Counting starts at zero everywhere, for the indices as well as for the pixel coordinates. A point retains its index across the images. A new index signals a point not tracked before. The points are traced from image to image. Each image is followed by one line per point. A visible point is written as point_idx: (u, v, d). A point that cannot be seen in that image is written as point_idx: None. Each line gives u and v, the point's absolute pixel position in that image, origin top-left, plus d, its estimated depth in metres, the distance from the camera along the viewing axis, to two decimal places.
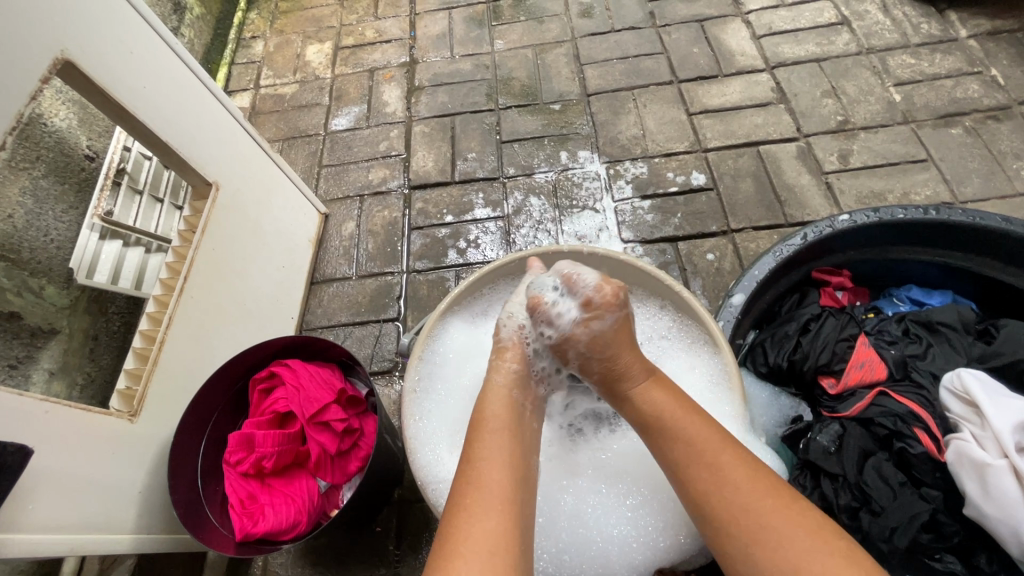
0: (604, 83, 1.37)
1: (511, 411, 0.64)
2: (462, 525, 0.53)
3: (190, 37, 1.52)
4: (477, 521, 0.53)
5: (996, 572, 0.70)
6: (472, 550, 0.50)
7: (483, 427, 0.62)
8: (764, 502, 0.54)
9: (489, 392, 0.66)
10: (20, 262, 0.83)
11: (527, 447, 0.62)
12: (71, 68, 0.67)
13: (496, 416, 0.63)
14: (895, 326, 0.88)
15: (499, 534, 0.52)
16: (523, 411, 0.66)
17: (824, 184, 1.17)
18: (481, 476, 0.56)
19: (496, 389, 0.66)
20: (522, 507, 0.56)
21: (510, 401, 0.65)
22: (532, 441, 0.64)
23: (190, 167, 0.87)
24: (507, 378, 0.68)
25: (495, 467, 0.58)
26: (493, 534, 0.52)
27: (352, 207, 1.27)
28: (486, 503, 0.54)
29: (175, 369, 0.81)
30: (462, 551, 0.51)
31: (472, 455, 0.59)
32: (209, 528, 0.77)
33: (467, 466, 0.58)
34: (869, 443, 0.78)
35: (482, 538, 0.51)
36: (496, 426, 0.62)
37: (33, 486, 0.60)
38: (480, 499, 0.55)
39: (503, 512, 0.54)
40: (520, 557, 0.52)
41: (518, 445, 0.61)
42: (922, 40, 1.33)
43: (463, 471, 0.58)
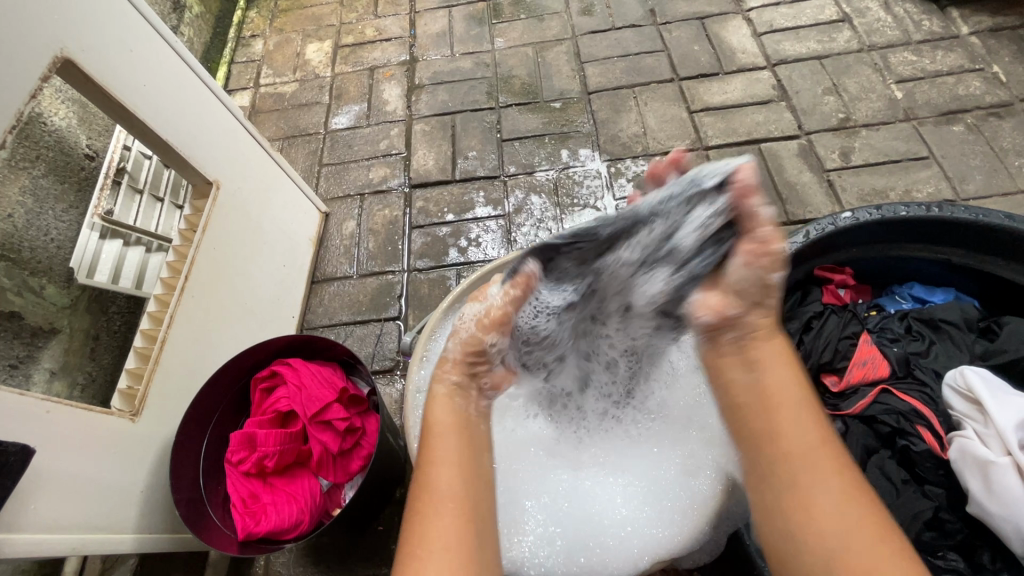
0: (605, 81, 1.37)
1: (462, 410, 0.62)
2: (420, 533, 0.52)
3: (190, 36, 1.52)
4: (438, 522, 0.52)
5: (999, 570, 0.69)
6: (430, 556, 0.50)
7: (435, 428, 0.60)
8: (861, 530, 0.50)
9: (439, 392, 0.63)
10: (21, 262, 0.83)
11: (477, 446, 0.60)
12: (70, 66, 0.67)
13: (446, 416, 0.61)
14: (897, 324, 0.88)
15: (453, 540, 0.51)
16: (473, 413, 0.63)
17: (826, 181, 1.17)
18: (434, 481, 0.55)
19: (442, 395, 0.63)
20: (478, 502, 0.56)
21: (456, 401, 0.63)
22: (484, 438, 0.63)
23: (190, 165, 0.86)
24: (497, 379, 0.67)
25: (450, 465, 0.56)
26: (448, 540, 0.51)
27: (352, 206, 1.27)
28: (440, 508, 0.53)
29: (177, 368, 0.81)
30: (424, 553, 0.50)
31: (422, 460, 0.57)
32: (212, 528, 0.76)
33: (419, 472, 0.56)
34: (870, 441, 0.78)
35: (439, 546, 0.51)
36: (444, 427, 0.60)
37: (35, 487, 0.60)
38: (436, 506, 0.53)
39: (459, 518, 0.53)
40: (480, 559, 0.51)
41: (468, 444, 0.60)
42: (923, 37, 1.33)
43: (416, 478, 0.56)
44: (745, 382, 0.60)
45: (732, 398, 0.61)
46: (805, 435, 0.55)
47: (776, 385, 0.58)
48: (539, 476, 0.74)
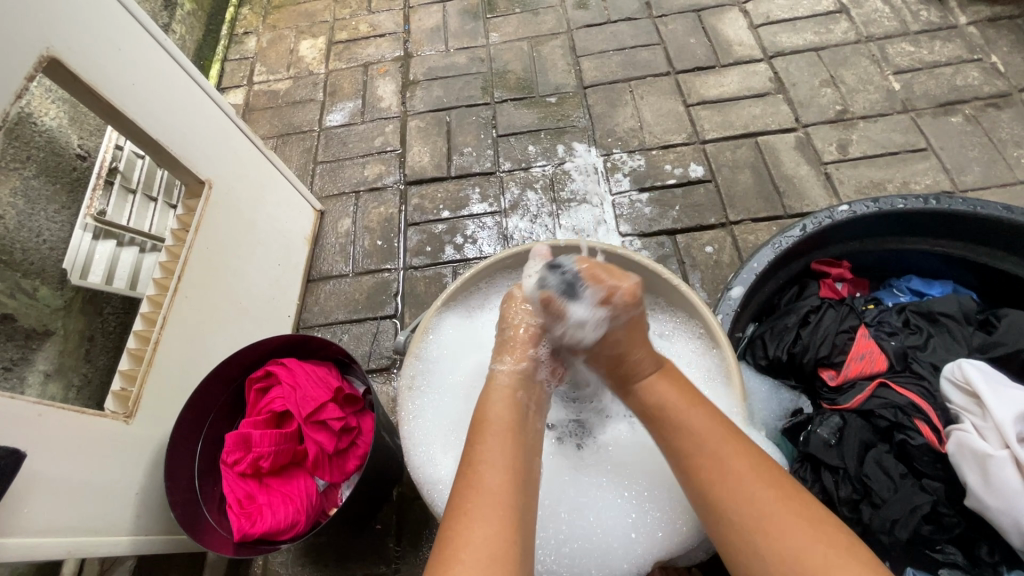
0: (601, 75, 1.36)
1: (515, 413, 0.62)
2: (462, 529, 0.52)
3: (181, 34, 1.51)
4: (477, 527, 0.52)
5: (997, 563, 0.70)
6: (473, 554, 0.50)
7: (484, 431, 0.60)
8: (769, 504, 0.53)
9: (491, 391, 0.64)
10: (13, 263, 0.82)
11: (529, 450, 0.60)
12: (58, 65, 0.66)
13: (501, 419, 0.61)
14: (895, 317, 0.87)
15: (497, 540, 0.51)
16: (528, 412, 0.64)
17: (823, 174, 1.16)
18: (485, 481, 0.55)
19: (499, 389, 0.64)
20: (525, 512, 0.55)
21: (514, 403, 0.63)
22: (537, 443, 0.62)
23: (182, 165, 0.86)
24: (512, 376, 0.66)
25: (497, 472, 0.56)
26: (493, 538, 0.51)
27: (348, 204, 1.26)
28: (489, 508, 0.53)
29: (170, 368, 0.81)
30: (462, 555, 0.50)
31: (477, 454, 0.58)
32: (207, 530, 0.76)
33: (467, 469, 0.57)
34: (869, 435, 0.77)
35: (483, 542, 0.50)
36: (499, 428, 0.60)
37: (28, 491, 0.60)
38: (484, 504, 0.53)
39: (506, 521, 0.52)
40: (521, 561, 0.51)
41: (521, 445, 0.59)
42: (920, 27, 1.32)
43: (466, 471, 0.56)
44: (647, 387, 0.64)
45: (642, 408, 0.64)
46: (696, 423, 0.59)
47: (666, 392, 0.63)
48: (542, 476, 0.73)
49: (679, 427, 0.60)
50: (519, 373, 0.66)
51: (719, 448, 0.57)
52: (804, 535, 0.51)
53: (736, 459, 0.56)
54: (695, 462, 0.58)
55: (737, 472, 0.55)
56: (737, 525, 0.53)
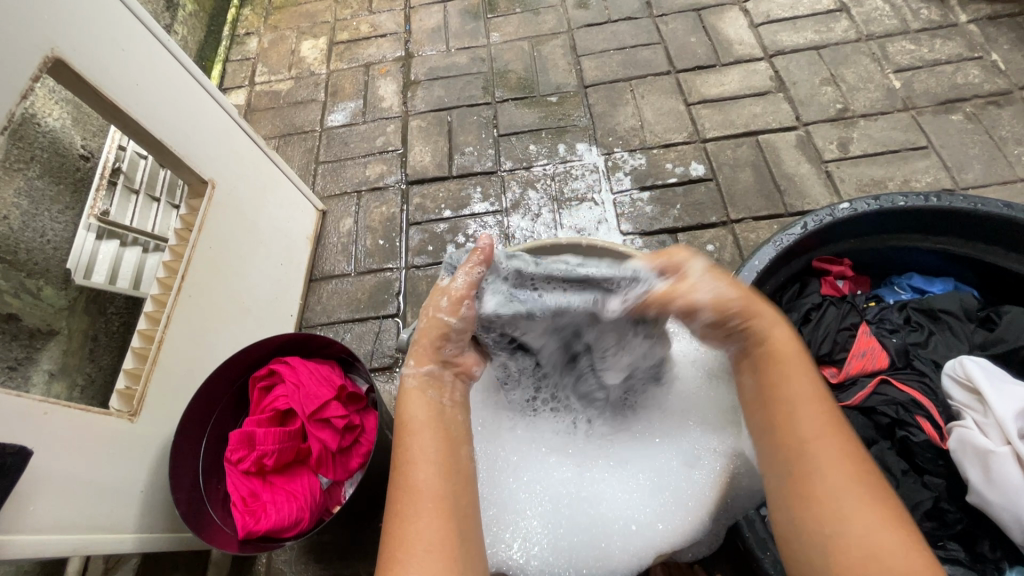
0: (602, 74, 1.36)
1: (437, 407, 0.62)
2: (400, 532, 0.52)
3: (184, 35, 1.51)
4: (416, 525, 0.52)
5: (999, 559, 0.70)
6: (412, 552, 0.50)
7: (408, 429, 0.59)
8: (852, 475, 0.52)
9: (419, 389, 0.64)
10: (18, 263, 0.82)
11: (458, 440, 0.60)
12: (62, 65, 0.67)
13: (419, 415, 0.60)
14: (896, 314, 0.87)
15: (434, 535, 0.51)
16: (446, 407, 0.62)
17: (824, 172, 1.17)
18: (413, 479, 0.55)
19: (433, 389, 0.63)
20: (458, 503, 0.55)
21: (429, 401, 0.62)
22: (463, 431, 0.62)
23: (185, 165, 0.86)
24: (422, 379, 0.63)
25: (426, 468, 0.56)
26: (430, 535, 0.51)
27: (350, 203, 1.26)
28: (422, 505, 0.53)
29: (174, 368, 0.81)
30: (402, 555, 0.50)
31: (405, 455, 0.57)
32: (212, 528, 0.76)
33: (397, 472, 0.56)
34: (870, 432, 0.78)
35: (421, 537, 0.51)
36: (416, 425, 0.59)
37: (34, 489, 0.60)
38: (416, 501, 0.53)
39: (439, 512, 0.53)
40: (462, 552, 0.51)
41: (445, 436, 0.59)
42: (921, 25, 1.32)
43: (398, 473, 0.56)
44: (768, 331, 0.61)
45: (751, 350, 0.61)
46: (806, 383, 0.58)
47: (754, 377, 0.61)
48: (544, 471, 0.73)
49: (784, 380, 0.58)
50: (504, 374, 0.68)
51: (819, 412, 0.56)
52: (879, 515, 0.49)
53: (831, 428, 0.55)
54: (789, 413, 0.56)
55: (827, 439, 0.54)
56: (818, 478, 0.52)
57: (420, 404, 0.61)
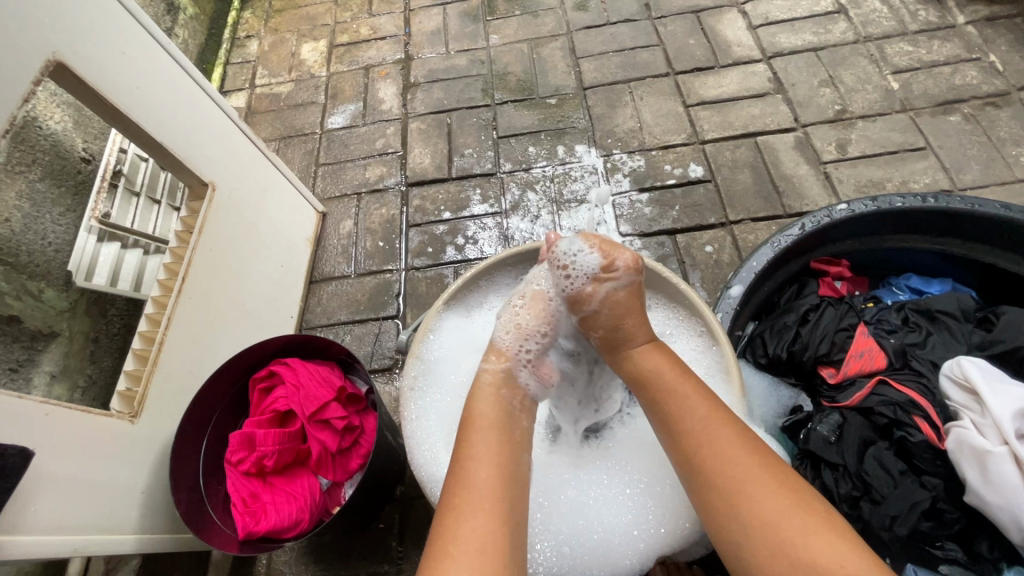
0: (600, 77, 1.37)
1: (502, 411, 0.64)
2: (452, 523, 0.53)
3: (184, 38, 1.51)
4: (470, 519, 0.53)
5: (997, 559, 0.71)
6: (464, 549, 0.51)
7: (474, 428, 0.61)
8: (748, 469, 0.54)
9: (479, 389, 0.66)
10: (19, 265, 0.83)
11: (519, 446, 0.62)
12: (63, 69, 0.67)
13: (489, 415, 0.63)
14: (894, 315, 0.87)
15: (489, 533, 0.52)
16: (516, 411, 0.65)
17: (822, 173, 1.17)
18: (473, 475, 0.56)
19: (485, 387, 0.66)
20: (516, 509, 0.56)
21: (498, 400, 0.65)
22: (525, 439, 0.64)
23: (186, 167, 0.87)
24: (495, 376, 0.67)
25: (485, 466, 0.57)
26: (484, 533, 0.52)
27: (350, 205, 1.27)
28: (478, 501, 0.54)
29: (175, 370, 0.81)
30: (454, 550, 0.51)
31: (466, 453, 0.59)
32: (212, 529, 0.77)
33: (458, 465, 0.58)
34: (869, 433, 0.78)
35: (473, 535, 0.52)
36: (484, 423, 0.61)
37: (35, 490, 0.61)
38: (472, 497, 0.54)
39: (492, 512, 0.54)
40: (513, 555, 0.52)
41: (507, 440, 0.61)
42: (918, 27, 1.33)
43: (456, 469, 0.58)
44: (642, 353, 0.65)
45: (633, 375, 0.65)
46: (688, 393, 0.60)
47: (658, 362, 0.64)
48: (544, 473, 0.75)
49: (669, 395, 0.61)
50: (506, 372, 0.68)
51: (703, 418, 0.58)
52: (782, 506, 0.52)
53: (725, 429, 0.57)
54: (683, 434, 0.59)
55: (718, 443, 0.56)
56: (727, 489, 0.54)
57: (490, 400, 0.64)
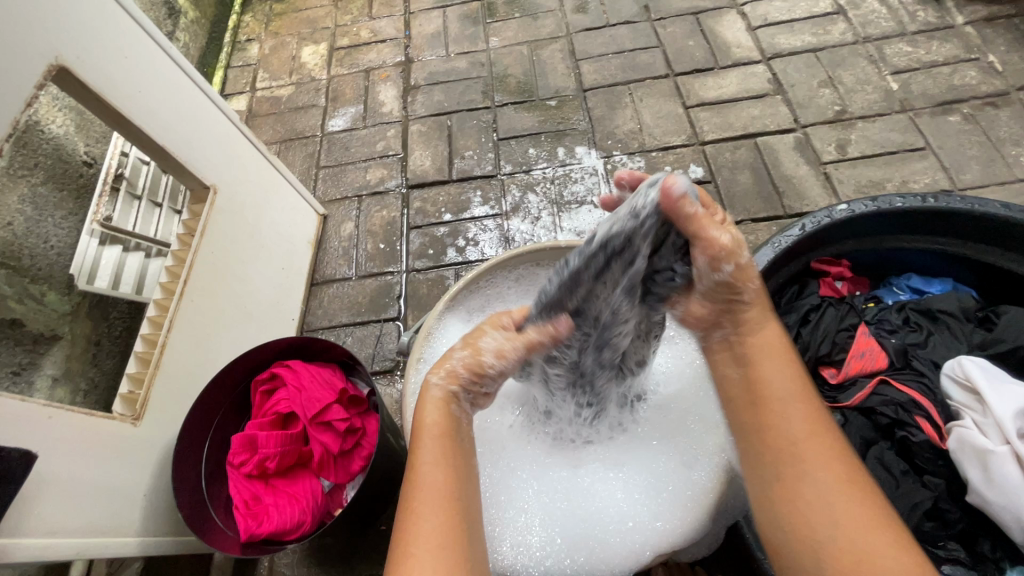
0: (600, 78, 1.37)
1: (453, 412, 0.61)
2: (410, 528, 0.52)
3: (185, 42, 1.51)
4: (427, 522, 0.52)
5: (999, 559, 0.70)
6: (425, 548, 0.50)
7: (425, 432, 0.59)
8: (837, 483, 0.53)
9: (427, 393, 0.62)
10: (21, 269, 0.83)
11: (466, 447, 0.61)
12: (66, 73, 0.68)
13: (438, 419, 0.60)
14: (895, 315, 0.87)
15: (447, 532, 0.52)
16: (462, 417, 0.63)
17: (822, 174, 1.17)
18: (426, 478, 0.55)
19: (432, 396, 0.61)
20: (466, 509, 0.55)
21: (452, 403, 0.62)
22: (471, 443, 0.62)
23: (188, 171, 0.87)
24: (456, 381, 0.62)
25: (437, 469, 0.56)
26: (441, 535, 0.52)
27: (350, 208, 1.27)
28: (433, 506, 0.53)
29: (176, 372, 0.81)
30: (413, 551, 0.50)
31: (415, 457, 0.58)
32: (214, 531, 0.77)
33: (411, 470, 0.57)
34: (870, 433, 0.79)
35: (429, 538, 0.51)
36: (436, 426, 0.59)
37: (38, 493, 0.61)
38: (426, 501, 0.54)
39: (445, 516, 0.53)
40: (470, 552, 0.52)
41: (459, 445, 0.60)
42: (917, 27, 1.33)
43: (407, 474, 0.57)
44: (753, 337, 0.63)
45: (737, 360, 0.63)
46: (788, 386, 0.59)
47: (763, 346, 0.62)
48: (542, 473, 0.74)
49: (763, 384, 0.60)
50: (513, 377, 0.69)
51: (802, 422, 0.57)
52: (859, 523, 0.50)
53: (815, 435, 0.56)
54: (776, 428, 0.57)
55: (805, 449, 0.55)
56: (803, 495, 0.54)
57: (438, 408, 0.60)
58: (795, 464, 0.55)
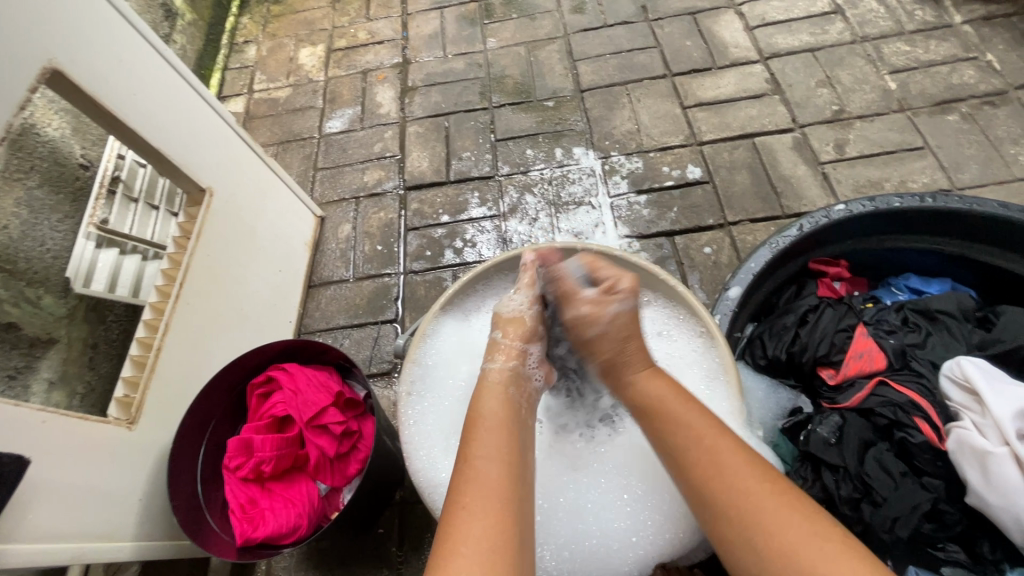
0: (597, 79, 1.37)
1: (506, 408, 0.63)
2: (459, 524, 0.51)
3: (182, 44, 1.50)
4: (477, 519, 0.51)
5: (999, 560, 0.71)
6: (472, 547, 0.49)
7: (480, 429, 0.60)
8: (760, 493, 0.53)
9: (485, 389, 0.65)
10: (17, 272, 0.83)
11: (525, 447, 0.61)
12: (60, 77, 0.67)
13: (492, 413, 0.62)
14: (894, 315, 0.87)
15: (500, 531, 0.51)
16: (521, 409, 0.65)
17: (821, 174, 1.17)
18: (481, 475, 0.55)
19: (492, 387, 0.65)
20: (524, 509, 0.55)
21: (505, 398, 0.64)
22: (530, 438, 0.63)
23: (183, 173, 0.86)
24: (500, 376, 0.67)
25: (492, 464, 0.56)
26: (493, 532, 0.51)
27: (348, 210, 1.27)
28: (484, 501, 0.53)
29: (171, 375, 0.81)
30: (461, 549, 0.49)
31: (469, 452, 0.58)
32: (211, 535, 0.77)
33: (465, 464, 0.57)
34: (869, 434, 0.77)
35: (478, 537, 0.50)
36: (492, 422, 0.60)
37: (33, 498, 0.60)
38: (479, 498, 0.53)
39: (501, 515, 0.52)
40: (523, 552, 0.51)
41: (516, 441, 0.60)
42: (915, 27, 1.33)
43: (461, 468, 0.57)
44: (639, 382, 0.66)
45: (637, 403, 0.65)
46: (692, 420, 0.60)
47: (659, 388, 0.64)
48: (538, 477, 0.74)
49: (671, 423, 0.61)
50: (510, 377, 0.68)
51: (717, 443, 0.57)
52: (789, 523, 0.50)
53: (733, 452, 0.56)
54: (693, 454, 0.58)
55: (722, 464, 0.55)
56: (737, 505, 0.53)
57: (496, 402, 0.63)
58: (719, 485, 0.55)
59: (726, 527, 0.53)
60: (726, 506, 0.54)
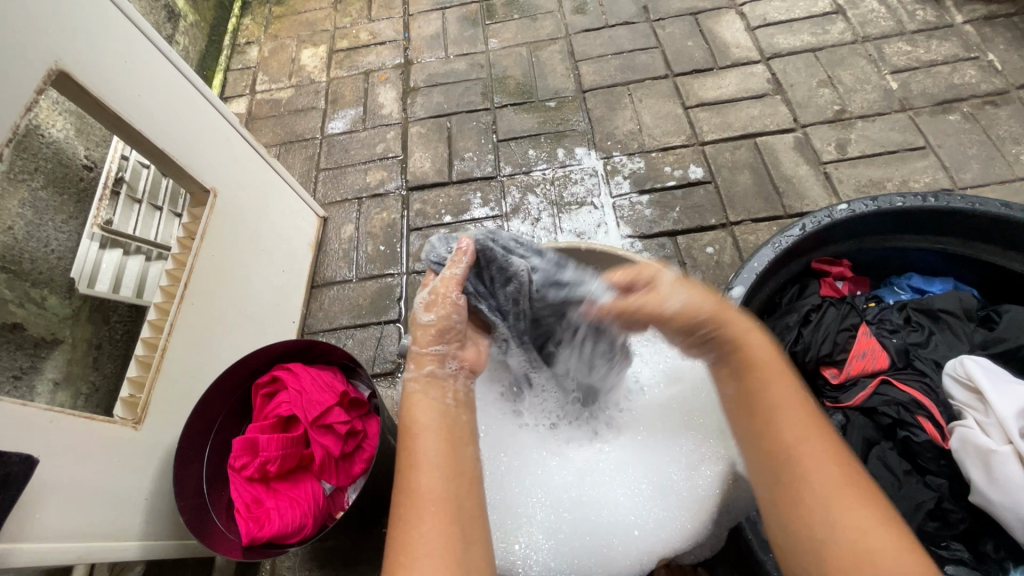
0: (599, 79, 1.37)
1: (443, 413, 0.61)
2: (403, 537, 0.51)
3: (185, 45, 1.51)
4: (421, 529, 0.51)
5: (1003, 559, 0.70)
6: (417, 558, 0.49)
7: (415, 435, 0.58)
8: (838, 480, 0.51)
9: (416, 396, 0.62)
10: (22, 273, 0.83)
11: (462, 443, 0.59)
12: (66, 78, 0.68)
13: (430, 421, 0.60)
14: (897, 315, 0.88)
15: (441, 536, 0.51)
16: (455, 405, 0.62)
17: (822, 174, 1.17)
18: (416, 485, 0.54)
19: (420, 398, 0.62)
20: (464, 508, 0.54)
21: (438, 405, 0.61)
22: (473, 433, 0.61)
23: (187, 174, 0.87)
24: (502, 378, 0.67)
25: (428, 471, 0.55)
26: (436, 538, 0.51)
27: (350, 211, 1.27)
28: (423, 506, 0.53)
29: (176, 375, 0.81)
30: (404, 560, 0.50)
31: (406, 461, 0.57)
32: (215, 534, 0.77)
33: (402, 476, 0.56)
34: (872, 433, 0.79)
35: (423, 545, 0.50)
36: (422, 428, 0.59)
37: (39, 498, 0.61)
38: (418, 509, 0.52)
39: (440, 519, 0.52)
40: (467, 552, 0.51)
41: (451, 439, 0.58)
42: (916, 27, 1.33)
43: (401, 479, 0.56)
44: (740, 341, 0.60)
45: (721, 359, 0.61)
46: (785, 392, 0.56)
47: (760, 350, 0.59)
48: (545, 475, 0.74)
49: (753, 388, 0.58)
50: None
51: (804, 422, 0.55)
52: (867, 519, 0.49)
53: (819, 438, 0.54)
54: (770, 421, 0.55)
55: (803, 442, 0.53)
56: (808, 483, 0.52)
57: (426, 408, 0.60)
58: (793, 462, 0.53)
59: (791, 496, 0.52)
60: (795, 480, 0.52)
